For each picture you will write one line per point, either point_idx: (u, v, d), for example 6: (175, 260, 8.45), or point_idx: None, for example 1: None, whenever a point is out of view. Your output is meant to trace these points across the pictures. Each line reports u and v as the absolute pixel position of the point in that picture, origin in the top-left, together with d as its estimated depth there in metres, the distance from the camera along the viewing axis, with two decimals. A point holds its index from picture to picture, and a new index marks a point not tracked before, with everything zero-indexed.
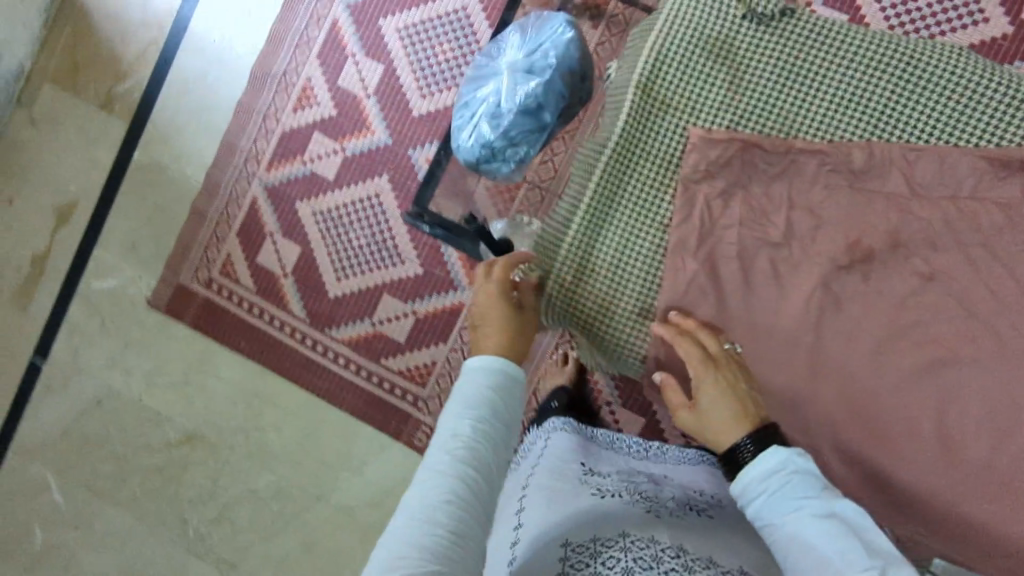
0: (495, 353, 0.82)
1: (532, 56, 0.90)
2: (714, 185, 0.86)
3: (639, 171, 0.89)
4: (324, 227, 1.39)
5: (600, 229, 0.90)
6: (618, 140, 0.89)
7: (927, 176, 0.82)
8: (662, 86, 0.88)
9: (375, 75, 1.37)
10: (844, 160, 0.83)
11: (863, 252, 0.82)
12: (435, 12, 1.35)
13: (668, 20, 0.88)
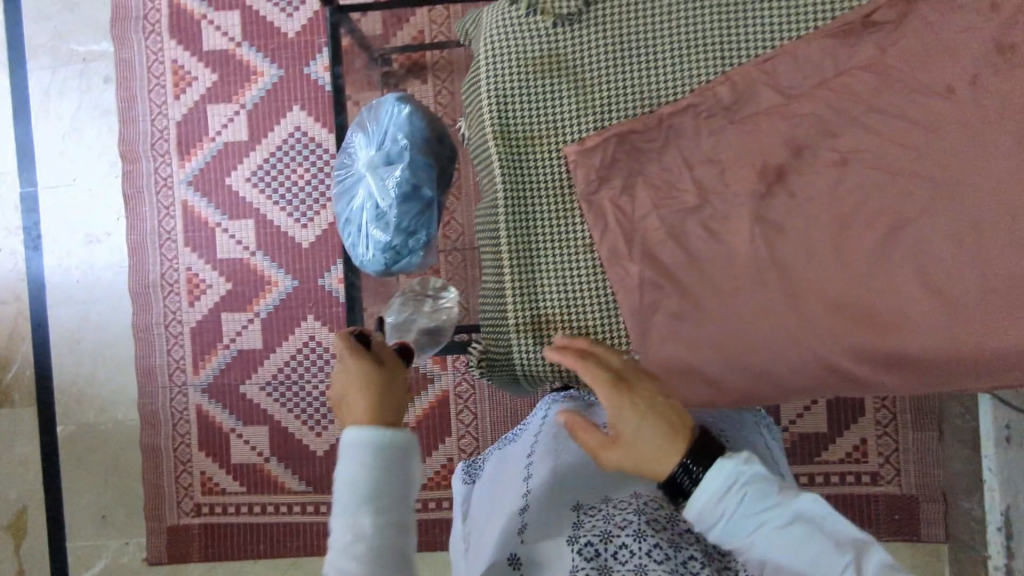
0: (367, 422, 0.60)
1: (383, 147, 0.88)
2: (613, 185, 0.74)
3: (539, 207, 0.76)
4: (279, 395, 1.32)
5: (535, 282, 0.76)
6: (506, 186, 0.76)
7: (798, 69, 0.70)
8: (517, 120, 0.75)
9: (249, 231, 1.32)
10: (713, 100, 0.71)
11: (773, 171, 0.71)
12: (273, 146, 1.32)
13: (484, 60, 0.74)
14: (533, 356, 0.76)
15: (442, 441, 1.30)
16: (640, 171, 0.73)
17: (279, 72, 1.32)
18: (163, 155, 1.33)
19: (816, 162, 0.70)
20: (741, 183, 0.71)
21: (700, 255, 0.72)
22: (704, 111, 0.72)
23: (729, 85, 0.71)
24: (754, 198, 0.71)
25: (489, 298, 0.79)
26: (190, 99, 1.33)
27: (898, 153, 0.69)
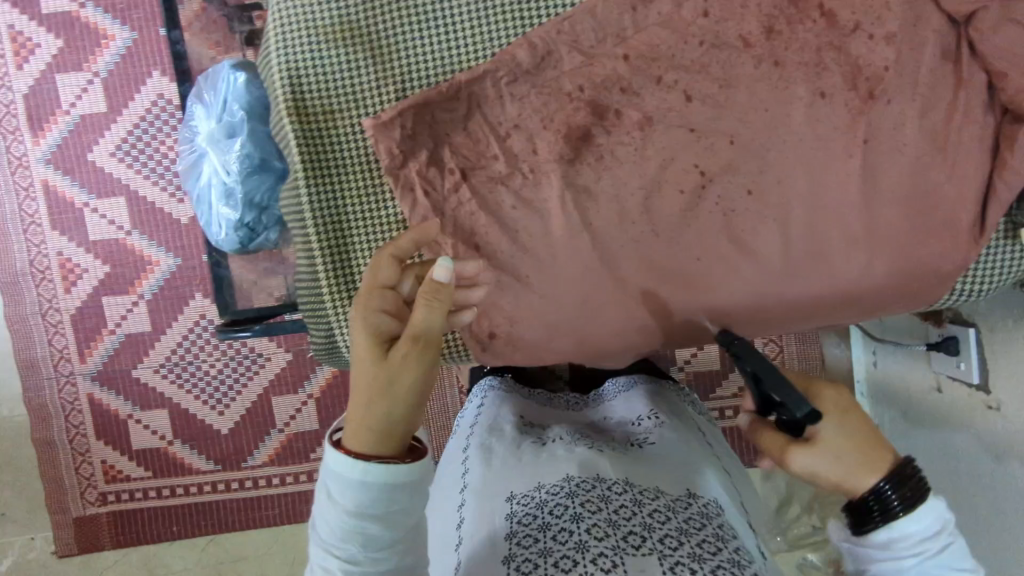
0: (374, 435, 0.56)
1: (223, 119, 0.82)
2: (419, 159, 0.73)
3: (347, 188, 0.74)
4: (176, 376, 1.29)
5: (349, 266, 0.75)
6: (308, 170, 0.73)
7: (590, 36, 0.70)
8: (311, 95, 0.72)
9: (121, 210, 1.25)
10: (512, 65, 0.71)
11: (579, 133, 0.71)
12: (136, 115, 1.23)
13: (273, 29, 0.71)
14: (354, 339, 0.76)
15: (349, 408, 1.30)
16: (446, 142, 0.73)
17: (132, 33, 1.21)
18: (13, 132, 1.23)
19: (620, 123, 0.70)
20: (551, 150, 0.71)
21: (514, 222, 0.72)
22: (505, 77, 0.71)
23: (527, 49, 0.70)
24: (563, 163, 0.71)
25: (303, 278, 0.77)
26: (34, 70, 1.22)
27: (706, 109, 0.69)
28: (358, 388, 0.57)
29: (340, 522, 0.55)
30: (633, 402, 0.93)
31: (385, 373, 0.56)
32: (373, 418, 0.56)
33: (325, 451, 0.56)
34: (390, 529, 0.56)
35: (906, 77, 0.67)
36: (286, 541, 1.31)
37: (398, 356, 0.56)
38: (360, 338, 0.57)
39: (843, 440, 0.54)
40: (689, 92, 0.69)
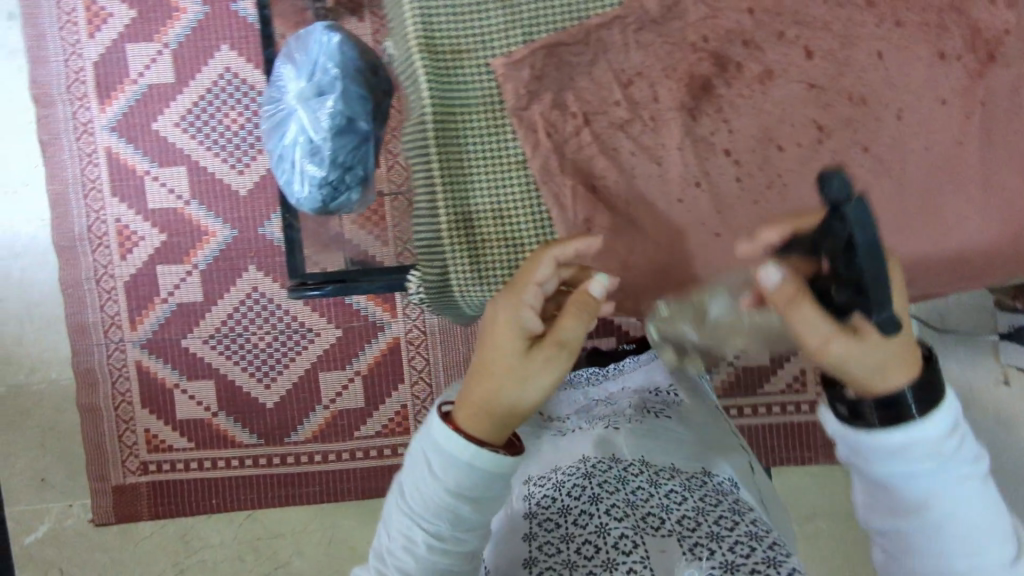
0: (492, 422, 0.59)
1: (314, 77, 0.84)
2: (544, 102, 0.76)
3: (471, 131, 0.78)
4: (224, 347, 1.29)
5: (468, 206, 0.79)
6: (435, 113, 0.76)
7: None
8: (441, 38, 0.75)
9: (182, 179, 1.26)
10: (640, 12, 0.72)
11: (701, 83, 0.75)
12: (202, 88, 1.25)
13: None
14: (468, 277, 0.80)
15: (395, 388, 1.29)
16: (570, 86, 0.76)
17: (204, 8, 1.24)
18: (80, 98, 1.25)
19: (741, 76, 0.75)
20: (672, 97, 0.76)
21: (633, 167, 0.78)
22: (634, 25, 0.73)
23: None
24: (684, 112, 0.76)
25: (421, 221, 0.80)
26: (107, 38, 1.24)
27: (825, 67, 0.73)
28: (492, 373, 0.60)
29: (436, 496, 0.59)
30: (654, 375, 0.94)
31: (523, 368, 0.59)
32: (494, 409, 0.59)
33: (435, 424, 0.59)
34: (480, 512, 0.59)
35: None
36: (326, 519, 1.30)
37: (540, 356, 0.60)
38: (506, 332, 0.61)
39: (885, 342, 0.56)
40: (810, 49, 0.73)
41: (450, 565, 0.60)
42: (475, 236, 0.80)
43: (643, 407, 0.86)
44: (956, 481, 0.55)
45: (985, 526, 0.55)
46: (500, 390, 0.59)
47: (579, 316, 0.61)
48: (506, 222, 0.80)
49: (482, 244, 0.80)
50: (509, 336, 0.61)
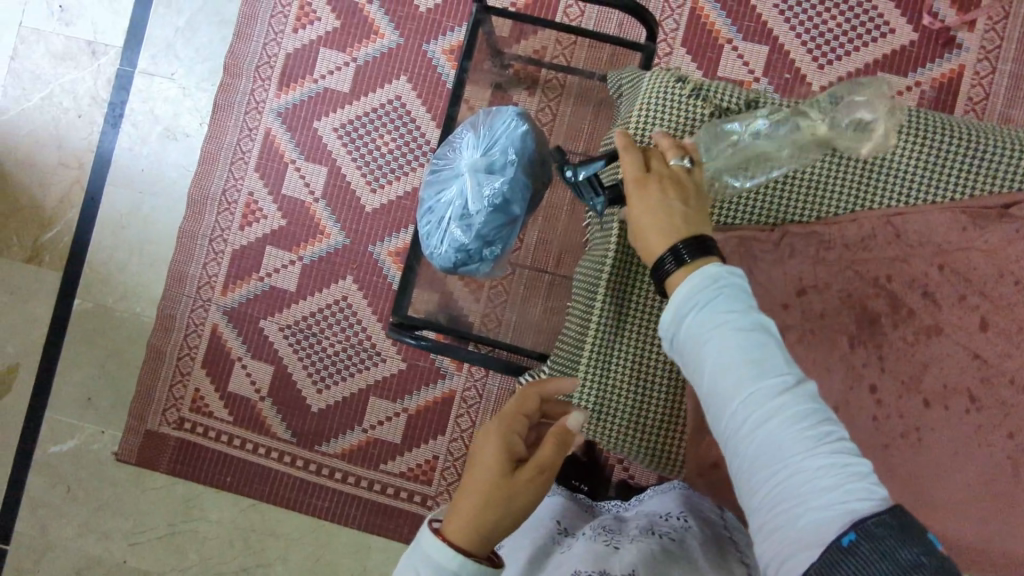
0: (477, 530, 0.56)
1: (490, 154, 0.89)
2: None
3: (643, 283, 0.80)
4: (295, 340, 1.32)
5: (614, 351, 0.80)
6: (617, 259, 0.80)
7: (915, 234, 0.71)
8: None
9: (319, 178, 1.34)
10: (837, 235, 0.73)
11: (869, 317, 0.72)
12: (370, 106, 1.33)
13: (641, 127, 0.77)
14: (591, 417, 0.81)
15: (434, 437, 1.28)
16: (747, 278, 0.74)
17: (398, 39, 1.34)
18: (263, 81, 1.36)
19: (906, 324, 0.71)
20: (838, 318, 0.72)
21: None
22: (826, 242, 0.73)
23: (857, 225, 0.73)
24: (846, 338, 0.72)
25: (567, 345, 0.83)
26: (306, 37, 1.35)
27: (997, 345, 0.70)
28: (473, 483, 0.59)
29: None
30: (667, 501, 0.81)
31: (507, 488, 0.58)
32: (479, 519, 0.56)
33: (424, 533, 0.56)
34: None
35: None
36: (321, 538, 1.29)
37: (523, 478, 0.59)
38: (490, 450, 0.61)
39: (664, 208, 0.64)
40: (986, 322, 0.70)
41: None
42: (607, 383, 0.80)
43: (650, 530, 0.74)
44: (796, 457, 0.51)
45: (777, 425, 0.52)
46: (486, 499, 0.57)
47: (554, 435, 0.61)
48: (641, 383, 0.81)
49: (613, 394, 0.81)
50: (494, 451, 0.60)
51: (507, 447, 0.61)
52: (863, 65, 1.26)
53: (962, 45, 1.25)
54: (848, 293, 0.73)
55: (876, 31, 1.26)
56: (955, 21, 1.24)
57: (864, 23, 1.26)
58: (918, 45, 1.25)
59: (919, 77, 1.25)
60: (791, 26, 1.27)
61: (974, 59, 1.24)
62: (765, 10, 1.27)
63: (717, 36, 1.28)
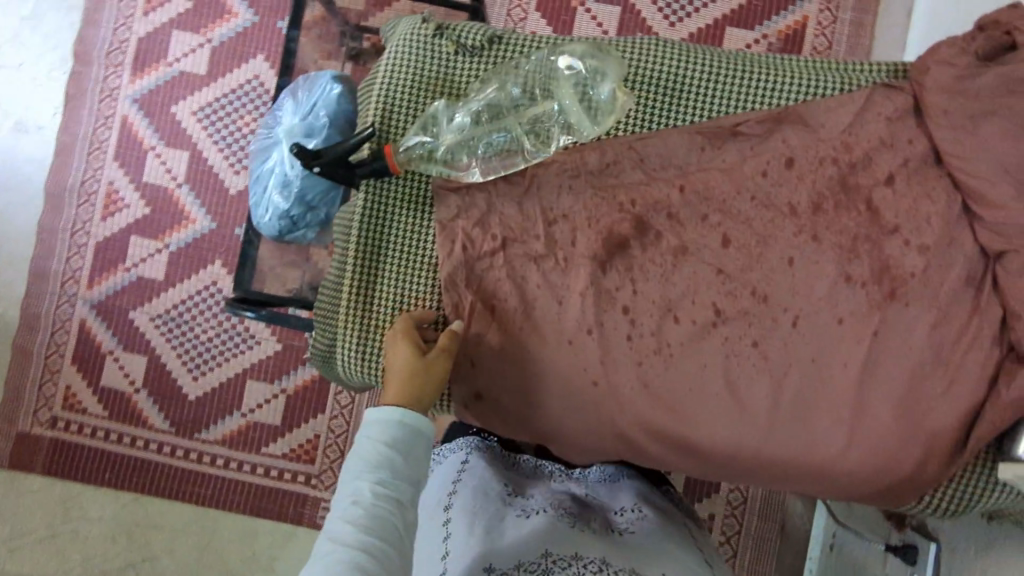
0: (395, 399, 0.65)
1: (308, 119, 0.88)
2: (470, 217, 0.75)
3: (394, 218, 0.77)
4: (167, 331, 1.30)
5: (372, 292, 0.77)
6: (365, 198, 0.76)
7: (654, 160, 0.75)
8: (395, 129, 0.76)
9: (181, 163, 1.31)
10: (579, 163, 0.75)
11: (617, 241, 0.74)
12: (228, 87, 1.31)
13: (388, 67, 0.77)
14: (355, 361, 0.77)
15: (313, 416, 1.28)
16: (496, 210, 0.75)
17: (252, 17, 1.31)
18: (115, 66, 1.32)
19: (658, 245, 0.74)
20: (588, 246, 0.74)
21: (536, 299, 0.75)
22: (569, 171, 0.75)
23: (599, 154, 0.75)
24: (595, 263, 0.74)
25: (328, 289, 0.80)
26: (157, 20, 1.32)
27: (739, 258, 0.74)
28: (393, 367, 0.68)
29: (370, 456, 0.61)
30: (619, 490, 0.91)
31: (423, 367, 0.68)
32: (396, 392, 0.65)
33: (369, 412, 0.65)
34: (399, 478, 0.61)
35: (930, 289, 0.72)
36: (207, 526, 1.28)
37: (433, 356, 0.69)
38: (397, 348, 0.70)
39: None
40: (728, 237, 0.74)
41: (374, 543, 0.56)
42: (368, 323, 0.77)
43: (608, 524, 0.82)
44: None
45: None
46: (409, 374, 0.67)
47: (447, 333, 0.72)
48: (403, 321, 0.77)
49: (374, 333, 0.77)
50: (398, 346, 0.70)
51: (413, 340, 0.70)
52: (712, 19, 1.28)
53: None
54: (597, 219, 0.75)
55: None
56: None
57: None
58: None
59: (765, 30, 1.27)
60: None
61: (817, 9, 1.27)
62: None
63: None
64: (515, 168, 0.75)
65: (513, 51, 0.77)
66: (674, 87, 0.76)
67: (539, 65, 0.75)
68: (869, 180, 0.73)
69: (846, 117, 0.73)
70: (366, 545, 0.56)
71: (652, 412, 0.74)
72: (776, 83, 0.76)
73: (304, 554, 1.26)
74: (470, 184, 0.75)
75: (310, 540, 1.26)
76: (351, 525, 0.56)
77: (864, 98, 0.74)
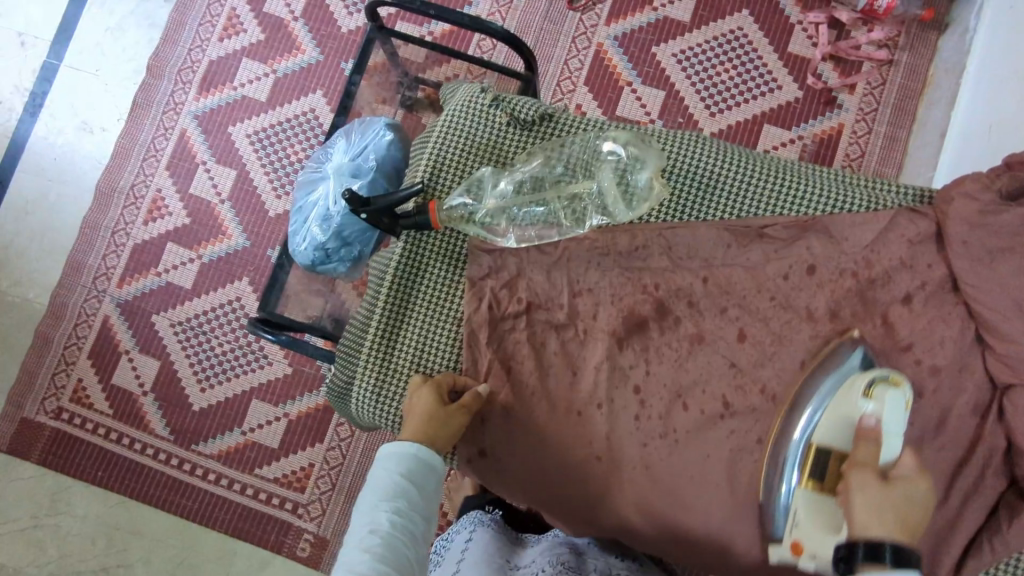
0: (411, 437, 0.68)
1: (357, 160, 0.93)
2: (498, 278, 0.78)
3: (428, 270, 0.80)
4: (185, 339, 1.33)
5: (396, 336, 0.79)
6: (404, 248, 0.80)
7: (683, 250, 0.78)
8: (441, 187, 0.80)
9: (228, 181, 1.37)
10: (610, 243, 0.78)
11: (636, 321, 0.77)
12: (284, 116, 1.38)
13: (442, 130, 0.82)
14: (368, 402, 0.78)
15: (311, 444, 1.28)
16: (525, 276, 0.78)
17: (318, 56, 1.39)
18: (184, 84, 1.40)
19: (675, 329, 0.76)
20: (607, 322, 0.77)
21: (549, 367, 0.77)
22: (600, 249, 0.78)
23: (629, 236, 0.78)
24: (612, 339, 0.77)
25: (354, 328, 0.82)
26: (230, 47, 1.40)
27: (753, 354, 0.75)
28: (416, 409, 0.71)
29: (389, 487, 0.64)
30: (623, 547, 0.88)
31: (444, 415, 0.70)
32: (415, 434, 0.68)
33: (388, 445, 0.68)
34: (414, 511, 0.64)
35: (939, 410, 0.73)
36: (188, 540, 1.27)
37: (456, 407, 0.71)
38: (423, 392, 0.72)
39: (874, 505, 0.58)
40: (743, 333, 0.76)
41: (390, 571, 0.59)
42: (388, 365, 0.79)
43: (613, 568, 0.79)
44: None
45: None
46: (429, 419, 0.69)
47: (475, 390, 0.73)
48: (420, 369, 0.79)
49: (391, 377, 0.78)
50: (422, 391, 0.72)
51: (440, 387, 0.72)
52: (751, 114, 1.33)
53: (842, 105, 1.32)
54: (620, 298, 0.77)
55: (765, 86, 1.33)
56: (836, 82, 1.33)
57: (754, 78, 1.34)
58: (802, 102, 1.33)
59: (801, 131, 1.32)
60: (686, 75, 1.35)
61: (853, 119, 1.32)
62: (664, 57, 1.35)
63: (618, 77, 1.35)
64: (549, 239, 0.81)
65: (561, 129, 0.82)
66: (709, 183, 0.80)
67: (583, 147, 0.81)
68: (889, 297, 0.75)
69: (871, 233, 0.76)
70: (383, 571, 0.58)
71: (649, 493, 0.76)
72: (806, 191, 0.79)
73: None
74: (504, 249, 0.79)
75: (288, 570, 1.25)
76: (368, 552, 0.60)
77: (890, 216, 0.76)
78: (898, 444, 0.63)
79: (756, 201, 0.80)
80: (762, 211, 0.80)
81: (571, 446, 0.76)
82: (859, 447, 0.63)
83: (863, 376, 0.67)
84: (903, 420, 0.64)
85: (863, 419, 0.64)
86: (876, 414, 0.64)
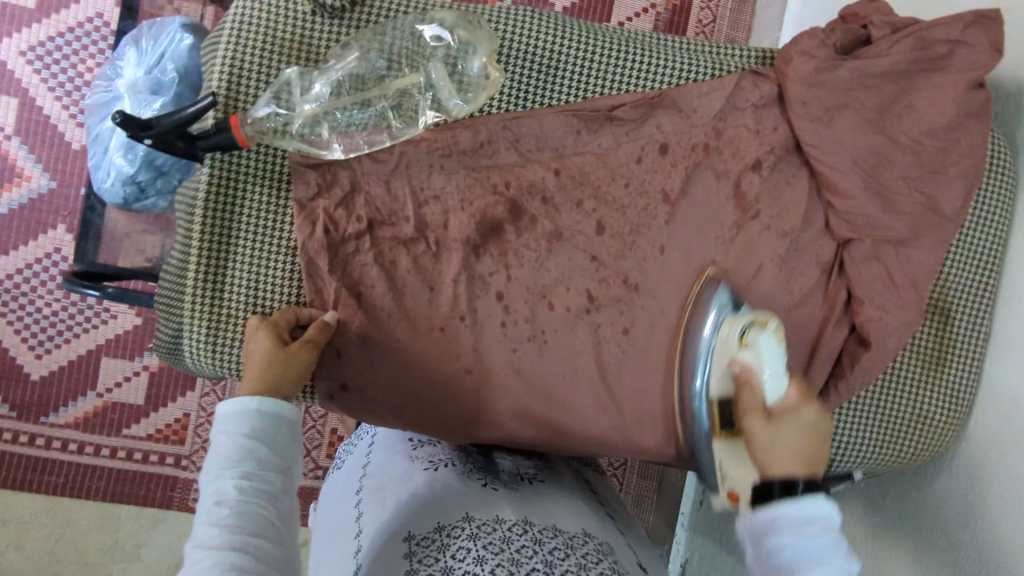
0: (252, 389, 0.61)
1: (154, 72, 0.79)
2: (332, 196, 0.72)
3: (245, 196, 0.71)
4: (1, 304, 1.14)
5: (221, 276, 0.71)
6: (211, 175, 0.70)
7: (530, 142, 0.75)
8: (244, 95, 0.70)
9: (8, 111, 1.13)
10: (451, 142, 0.73)
11: (490, 225, 0.74)
12: (63, 25, 1.13)
13: (234, 25, 0.70)
14: (203, 352, 0.72)
15: (182, 394, 1.19)
16: (363, 190, 0.72)
17: None
18: None
19: (531, 229, 0.74)
20: (461, 230, 0.73)
21: (406, 285, 0.73)
22: (440, 149, 0.73)
23: (471, 132, 0.74)
24: (468, 247, 0.74)
25: (172, 272, 0.73)
26: None
27: (610, 242, 0.75)
28: (253, 360, 0.64)
29: (230, 452, 0.56)
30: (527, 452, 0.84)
31: (285, 355, 0.64)
32: (257, 380, 0.62)
33: (223, 405, 0.59)
34: (266, 470, 0.57)
35: (785, 273, 0.77)
36: (60, 517, 1.17)
37: (297, 346, 0.66)
38: (257, 338, 0.65)
39: (789, 430, 0.58)
40: (596, 220, 0.75)
41: (246, 542, 0.53)
42: (219, 309, 0.71)
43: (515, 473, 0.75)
44: None
45: None
46: (270, 362, 0.63)
47: (318, 324, 0.68)
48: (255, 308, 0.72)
49: (224, 321, 0.71)
50: (258, 339, 0.65)
51: (276, 331, 0.66)
52: None
53: None
54: (471, 202, 0.74)
55: None
56: None
57: None
58: None
59: None
60: None
61: None
62: None
63: None
64: (381, 145, 0.73)
65: (376, 15, 0.73)
66: (545, 64, 0.76)
67: (404, 33, 0.72)
68: (735, 167, 0.75)
69: (712, 105, 0.75)
70: (237, 545, 0.52)
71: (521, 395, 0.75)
72: (642, 65, 0.77)
73: (176, 538, 1.19)
74: (332, 160, 0.72)
75: (181, 525, 1.19)
76: (216, 529, 0.53)
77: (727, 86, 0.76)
78: (780, 386, 0.63)
79: (593, 80, 0.77)
80: (600, 90, 0.77)
81: (439, 364, 0.74)
82: (746, 398, 0.62)
83: (734, 323, 0.68)
84: (780, 356, 0.65)
85: (740, 366, 0.64)
86: (752, 359, 0.64)
